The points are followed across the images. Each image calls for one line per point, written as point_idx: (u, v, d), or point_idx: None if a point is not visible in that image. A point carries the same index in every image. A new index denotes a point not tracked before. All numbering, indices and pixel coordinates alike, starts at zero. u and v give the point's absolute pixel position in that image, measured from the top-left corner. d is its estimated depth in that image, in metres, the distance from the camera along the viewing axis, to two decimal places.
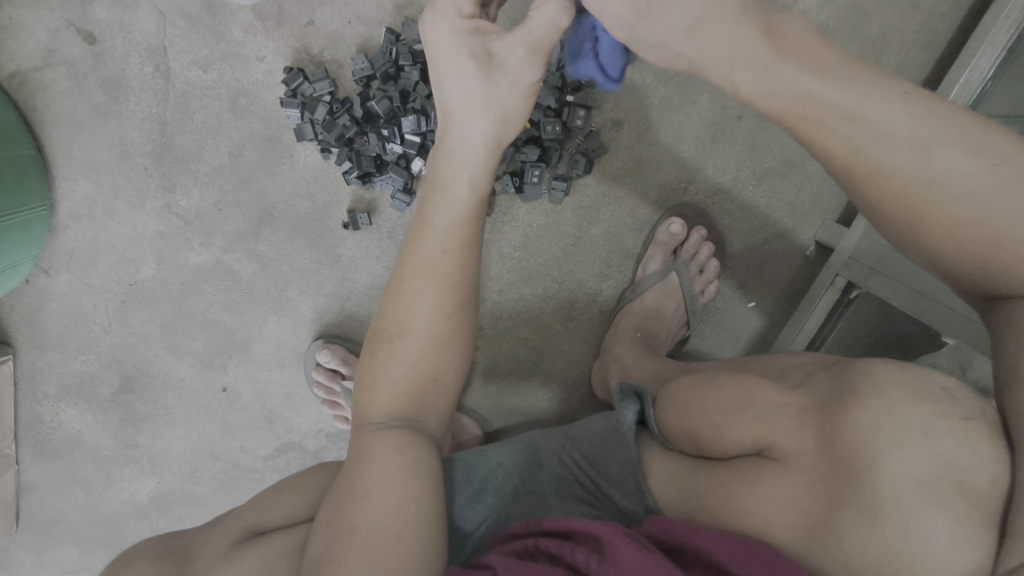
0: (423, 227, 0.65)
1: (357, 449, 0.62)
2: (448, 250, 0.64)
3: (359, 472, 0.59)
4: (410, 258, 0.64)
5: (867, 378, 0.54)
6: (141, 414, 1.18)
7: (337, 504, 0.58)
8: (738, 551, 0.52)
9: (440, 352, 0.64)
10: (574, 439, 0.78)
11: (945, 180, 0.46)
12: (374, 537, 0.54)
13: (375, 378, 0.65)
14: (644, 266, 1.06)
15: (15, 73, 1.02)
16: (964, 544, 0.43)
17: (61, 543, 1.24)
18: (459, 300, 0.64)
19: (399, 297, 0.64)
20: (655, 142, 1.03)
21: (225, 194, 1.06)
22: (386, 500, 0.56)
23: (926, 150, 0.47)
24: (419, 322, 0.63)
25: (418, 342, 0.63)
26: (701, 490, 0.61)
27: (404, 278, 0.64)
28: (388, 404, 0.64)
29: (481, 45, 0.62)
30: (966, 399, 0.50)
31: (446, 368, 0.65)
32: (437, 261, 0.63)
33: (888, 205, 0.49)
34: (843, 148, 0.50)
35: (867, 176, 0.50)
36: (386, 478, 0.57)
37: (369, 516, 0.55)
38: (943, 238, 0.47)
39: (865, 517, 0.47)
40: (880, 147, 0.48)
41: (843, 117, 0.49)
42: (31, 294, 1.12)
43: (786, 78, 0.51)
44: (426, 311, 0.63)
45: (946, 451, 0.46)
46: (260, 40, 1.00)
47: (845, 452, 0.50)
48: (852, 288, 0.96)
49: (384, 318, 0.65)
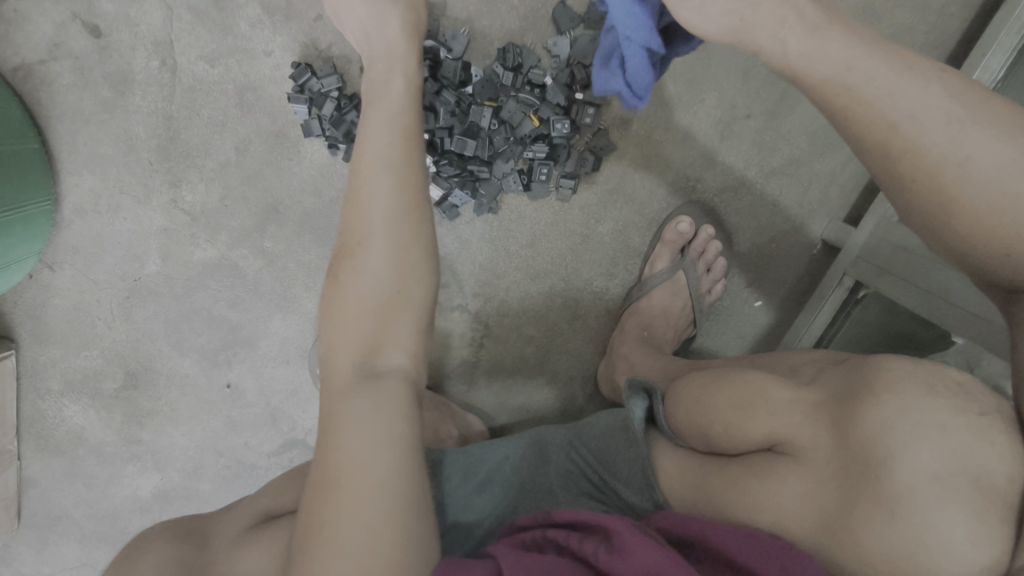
0: (366, 138, 0.64)
1: (328, 418, 0.55)
2: (398, 141, 0.64)
3: (331, 457, 0.52)
4: (356, 173, 0.63)
5: (882, 373, 0.54)
6: (144, 409, 1.17)
7: (312, 493, 0.51)
8: (750, 544, 0.52)
9: (405, 260, 0.60)
10: (581, 434, 0.78)
11: (976, 163, 0.47)
12: (350, 538, 0.47)
13: (340, 313, 0.59)
14: (651, 264, 1.06)
15: (19, 66, 1.01)
16: (981, 539, 0.44)
17: (63, 539, 1.24)
18: (412, 201, 0.62)
19: (354, 208, 0.62)
20: (664, 140, 1.02)
21: (231, 189, 1.05)
22: (367, 494, 0.49)
23: (961, 130, 0.48)
24: (377, 227, 0.60)
25: (378, 247, 0.60)
26: (712, 486, 0.61)
27: (355, 190, 0.62)
28: (353, 332, 0.58)
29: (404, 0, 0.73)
30: (982, 396, 0.51)
31: (409, 277, 0.60)
32: (386, 158, 0.62)
33: (916, 186, 0.50)
34: (877, 124, 0.51)
35: (899, 155, 0.50)
36: (363, 457, 0.51)
37: (351, 506, 0.48)
38: (972, 223, 0.48)
39: (881, 511, 0.47)
40: (912, 126, 0.50)
41: (881, 91, 0.51)
42: (34, 290, 1.11)
43: (828, 49, 0.54)
44: (382, 212, 0.61)
45: (962, 447, 0.47)
46: (268, 34, 0.99)
47: (861, 447, 0.50)
48: (860, 287, 0.96)
49: (343, 239, 0.62)
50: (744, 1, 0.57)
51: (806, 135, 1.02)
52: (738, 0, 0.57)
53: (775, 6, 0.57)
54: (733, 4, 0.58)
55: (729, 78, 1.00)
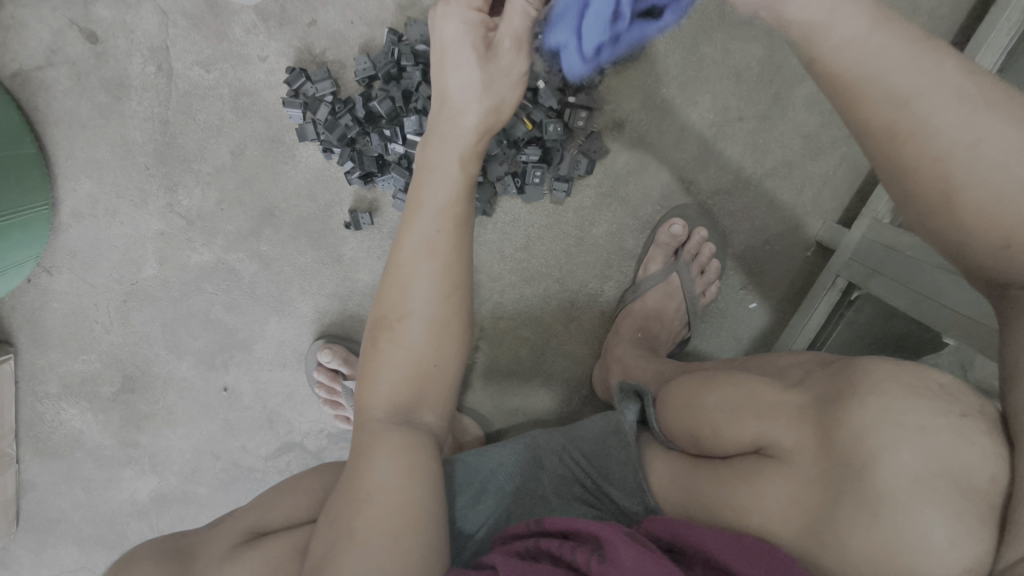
0: (416, 211, 0.67)
1: (357, 448, 0.62)
2: (444, 226, 0.66)
3: (359, 474, 0.59)
4: (401, 249, 0.66)
5: (866, 375, 0.54)
6: (142, 413, 1.18)
7: (340, 505, 0.58)
8: (734, 547, 0.52)
9: (441, 335, 0.65)
10: (574, 439, 0.78)
11: (983, 149, 0.45)
12: (372, 541, 0.53)
13: (378, 371, 0.65)
14: (645, 266, 1.06)
15: (17, 72, 1.02)
16: (962, 538, 0.43)
17: (61, 542, 1.24)
18: (456, 281, 0.66)
19: (396, 284, 0.65)
20: (656, 142, 1.03)
21: (227, 193, 1.06)
22: (386, 503, 0.56)
23: (973, 111, 0.46)
24: (419, 305, 0.64)
25: (419, 324, 0.64)
26: (702, 489, 0.61)
27: (399, 263, 0.66)
28: (390, 394, 0.64)
29: (481, 36, 0.66)
30: (965, 397, 0.50)
31: (447, 351, 0.66)
32: (430, 243, 0.65)
33: (920, 172, 0.48)
34: (889, 101, 0.48)
35: (906, 137, 0.48)
36: (385, 480, 0.57)
37: (370, 520, 0.55)
38: (975, 210, 0.46)
39: (864, 514, 0.47)
40: (925, 103, 0.47)
41: (898, 63, 0.47)
42: (32, 293, 1.12)
43: (847, 14, 0.48)
44: (423, 293, 0.64)
45: (943, 448, 0.46)
46: (262, 39, 1.00)
47: (843, 450, 0.50)
48: (853, 288, 0.97)
49: (383, 306, 0.66)
50: None
51: (799, 137, 1.02)
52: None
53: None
54: None
55: (721, 80, 1.00)
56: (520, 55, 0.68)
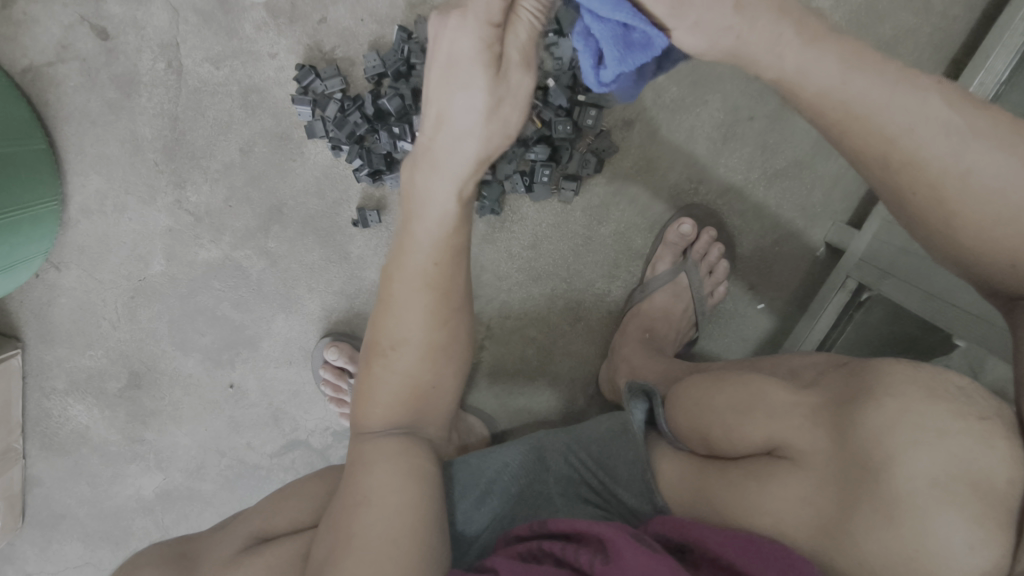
0: (410, 239, 0.63)
1: (355, 456, 0.62)
2: (441, 257, 0.62)
3: (359, 478, 0.59)
4: (397, 276, 0.63)
5: (883, 377, 0.53)
6: (148, 410, 1.18)
7: (339, 509, 0.58)
8: (742, 548, 0.52)
9: (438, 360, 0.64)
10: (580, 439, 0.77)
11: (978, 174, 0.46)
12: (373, 542, 0.53)
13: (372, 392, 0.64)
14: (653, 266, 1.05)
15: (28, 68, 1.02)
16: (980, 544, 0.43)
17: (66, 538, 1.25)
18: (452, 307, 0.64)
19: (389, 311, 0.63)
20: (665, 143, 1.02)
21: (236, 190, 1.06)
22: (386, 505, 0.56)
23: (961, 141, 0.47)
24: (415, 334, 0.63)
25: (415, 353, 0.63)
26: (711, 491, 0.61)
27: (393, 290, 0.63)
28: (387, 414, 0.64)
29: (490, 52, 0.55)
30: (982, 399, 0.50)
31: (443, 373, 0.66)
32: (426, 273, 0.62)
33: (915, 200, 0.49)
34: (876, 139, 0.49)
35: (898, 168, 0.49)
36: (386, 484, 0.57)
37: (372, 521, 0.55)
38: (974, 233, 0.47)
39: (879, 516, 0.47)
40: (913, 137, 0.48)
41: (877, 105, 0.49)
42: (40, 289, 1.12)
43: (821, 66, 0.50)
44: (419, 322, 0.63)
45: (962, 451, 0.46)
46: (272, 37, 1.00)
47: (858, 452, 0.50)
48: (863, 290, 0.96)
49: (377, 329, 0.64)
50: (743, 17, 0.50)
51: (810, 137, 1.01)
52: (737, 15, 0.50)
53: (769, 18, 0.50)
54: (732, 20, 0.50)
55: (731, 80, 1.00)
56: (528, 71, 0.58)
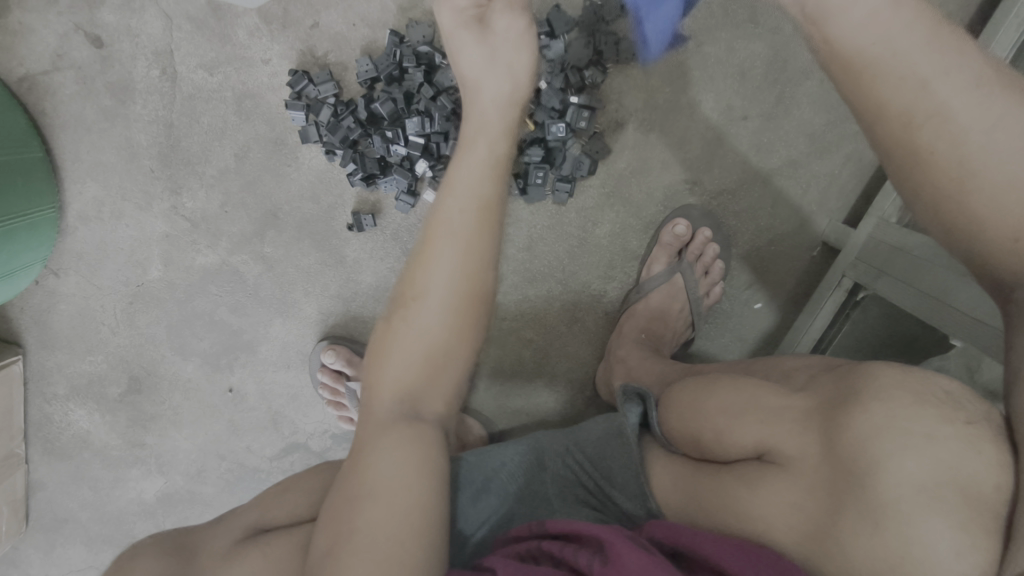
0: (444, 186, 0.65)
1: (365, 434, 0.60)
2: (476, 206, 0.63)
3: (365, 467, 0.57)
4: (433, 230, 0.63)
5: (871, 379, 0.53)
6: (148, 414, 1.18)
7: (342, 499, 0.56)
8: (734, 550, 0.52)
9: (457, 318, 0.62)
10: (578, 441, 0.77)
11: (996, 137, 0.46)
12: (378, 546, 0.51)
13: (388, 354, 0.62)
14: (648, 267, 1.05)
15: (24, 76, 1.03)
16: (966, 550, 0.42)
17: (69, 541, 1.26)
18: (478, 267, 0.63)
19: (416, 264, 0.63)
20: (660, 143, 1.02)
21: (231, 196, 1.06)
22: (392, 504, 0.54)
23: (988, 101, 0.47)
24: (438, 286, 0.62)
25: (437, 306, 0.61)
26: (704, 494, 0.61)
27: (425, 243, 0.63)
28: (401, 382, 0.61)
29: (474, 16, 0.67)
30: (971, 403, 0.49)
31: (461, 340, 0.63)
32: (457, 221, 0.63)
33: (936, 155, 0.48)
34: (904, 83, 0.49)
35: (923, 121, 0.48)
36: (392, 475, 0.55)
37: (376, 517, 0.53)
38: (987, 199, 0.46)
39: (866, 522, 0.46)
40: (940, 87, 0.48)
41: (921, 46, 0.48)
42: (40, 295, 1.13)
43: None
44: (445, 273, 0.62)
45: (949, 456, 0.45)
46: (266, 43, 1.00)
47: (847, 457, 0.50)
48: (859, 289, 0.95)
49: (402, 285, 0.64)
50: None
51: (804, 136, 1.01)
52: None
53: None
54: None
55: (725, 79, 0.99)
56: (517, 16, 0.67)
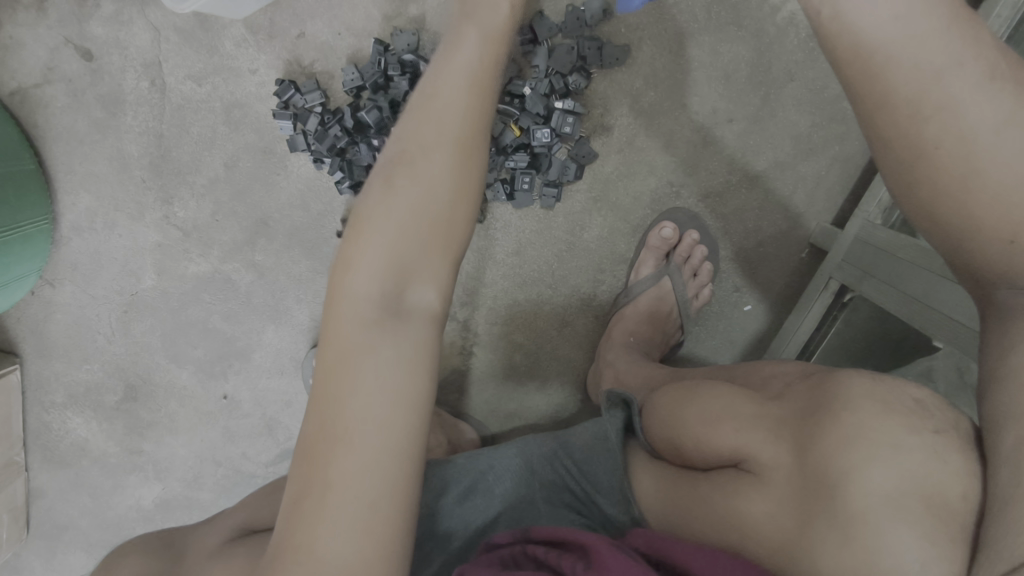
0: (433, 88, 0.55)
1: (335, 350, 0.49)
2: (474, 87, 0.55)
3: (339, 397, 0.48)
4: (423, 113, 0.55)
5: (843, 389, 0.53)
6: (145, 421, 1.20)
7: (311, 443, 0.47)
8: (707, 558, 0.52)
9: (450, 207, 0.53)
10: (567, 445, 0.77)
11: (1005, 138, 0.44)
12: (362, 492, 0.45)
13: (363, 248, 0.52)
14: (636, 270, 1.05)
15: (16, 90, 1.04)
16: (931, 561, 0.42)
17: (70, 548, 1.27)
18: (469, 144, 0.55)
19: (401, 162, 0.53)
20: (646, 146, 1.02)
21: (222, 205, 1.07)
22: (375, 445, 0.47)
23: (998, 100, 0.45)
24: (427, 188, 0.53)
25: (424, 209, 0.52)
26: (683, 504, 0.61)
27: (411, 144, 0.54)
28: (376, 284, 0.51)
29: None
30: (939, 412, 0.49)
31: (450, 229, 0.54)
32: (449, 123, 0.54)
33: (938, 151, 0.46)
34: (911, 76, 0.46)
35: (929, 115, 0.46)
36: (373, 410, 0.47)
37: (354, 460, 0.46)
38: (990, 200, 0.45)
39: (835, 533, 0.46)
40: (953, 78, 0.45)
41: (931, 37, 0.46)
42: (37, 305, 1.14)
43: None
44: (437, 174, 0.53)
45: (916, 466, 0.46)
46: (253, 53, 1.01)
47: (819, 467, 0.50)
48: (846, 290, 0.95)
49: (378, 185, 0.53)
50: None
51: (790, 138, 1.01)
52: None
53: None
54: None
55: (709, 82, 0.99)
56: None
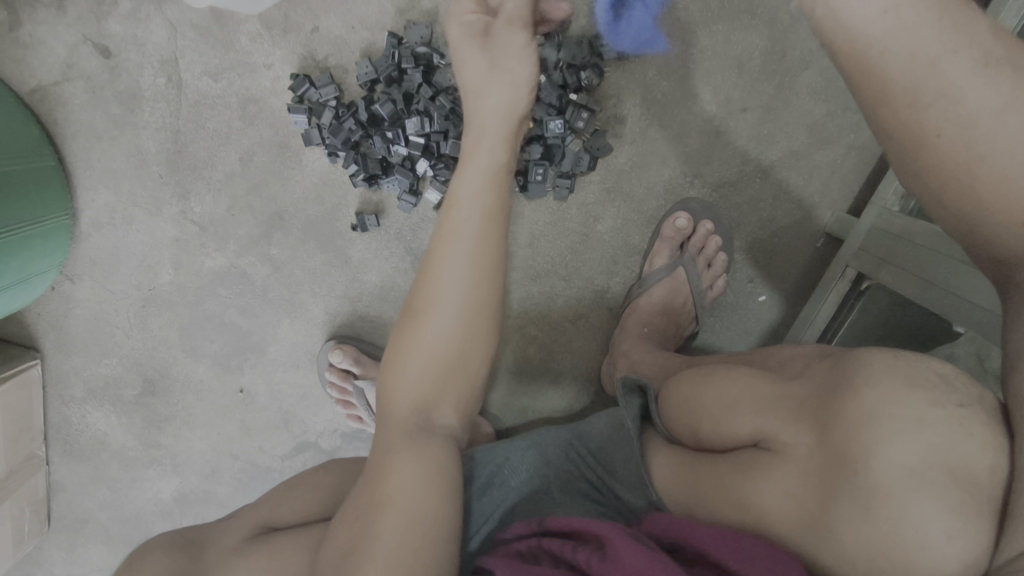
0: (453, 203, 0.66)
1: (385, 442, 0.62)
2: (488, 194, 0.66)
3: (384, 472, 0.59)
4: (444, 227, 0.65)
5: (864, 366, 0.53)
6: (163, 415, 1.21)
7: (359, 509, 0.58)
8: (731, 543, 0.52)
9: (472, 324, 0.64)
10: (582, 436, 0.79)
11: (1010, 118, 0.45)
12: (393, 551, 0.53)
13: (408, 354, 0.64)
14: (650, 261, 1.05)
15: (36, 88, 1.06)
16: (958, 532, 0.42)
17: (90, 541, 1.29)
18: (490, 271, 0.64)
19: (430, 273, 0.64)
20: (659, 137, 1.02)
21: (238, 199, 1.08)
22: (408, 510, 0.56)
23: (998, 82, 0.46)
24: (450, 295, 0.63)
25: (449, 313, 0.63)
26: (701, 486, 0.61)
27: (435, 253, 0.65)
28: (416, 387, 0.63)
29: (479, 28, 0.69)
30: (964, 386, 0.49)
31: (478, 344, 0.64)
32: (466, 231, 0.64)
33: (941, 140, 0.47)
34: (909, 64, 0.47)
35: (929, 101, 0.47)
36: (410, 484, 0.57)
37: (390, 524, 0.55)
38: (995, 183, 0.46)
39: (859, 507, 0.47)
40: (948, 66, 0.46)
41: (927, 24, 0.46)
42: (56, 300, 1.16)
43: None
44: (457, 282, 0.63)
45: (940, 439, 0.45)
46: (268, 48, 1.02)
47: (840, 443, 0.50)
48: (863, 279, 0.95)
49: (414, 296, 0.65)
50: None
51: (805, 127, 1.00)
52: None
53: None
54: None
55: (723, 71, 0.99)
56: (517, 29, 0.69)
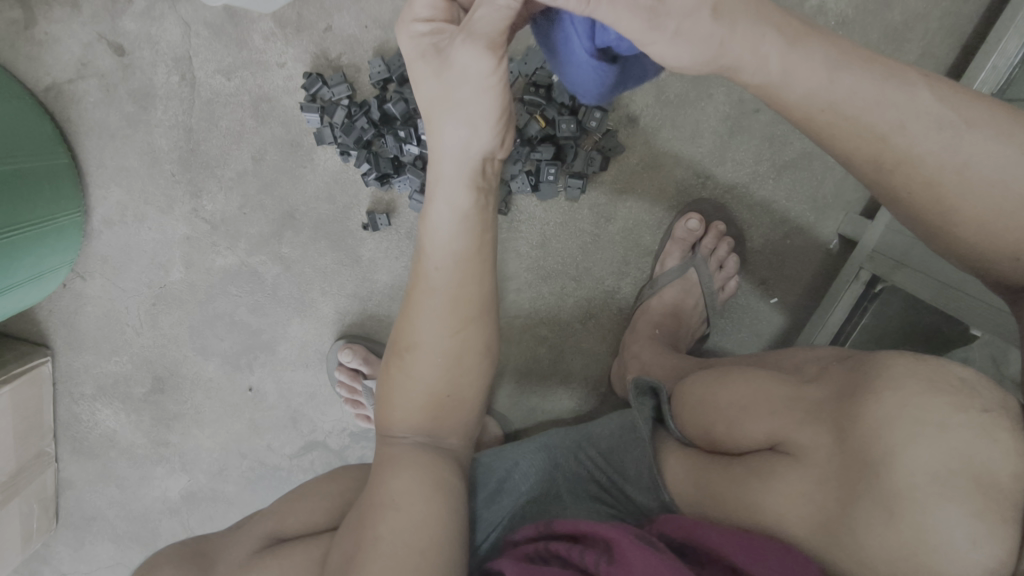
0: (423, 246, 0.63)
1: (381, 460, 0.63)
2: (464, 236, 0.62)
3: (384, 480, 0.60)
4: (417, 272, 0.64)
5: (884, 369, 0.52)
6: (171, 413, 1.21)
7: (365, 511, 0.59)
8: (746, 547, 0.51)
9: (452, 367, 0.63)
10: (590, 436, 0.77)
11: (974, 168, 0.46)
12: (397, 552, 0.54)
13: (397, 391, 0.65)
14: (662, 262, 1.05)
15: (50, 85, 1.06)
16: (982, 538, 0.42)
17: (98, 538, 1.29)
18: (466, 314, 0.63)
19: (408, 315, 0.64)
20: (671, 137, 1.02)
21: (249, 198, 1.08)
22: (411, 513, 0.57)
23: (955, 135, 0.46)
24: (428, 338, 0.63)
25: (429, 356, 0.63)
26: (714, 489, 0.60)
27: (411, 296, 0.64)
28: (407, 419, 0.64)
29: (435, 47, 0.57)
30: (986, 391, 0.48)
31: (462, 383, 0.64)
32: (434, 279, 0.62)
33: (913, 198, 0.49)
34: (866, 141, 0.49)
35: (892, 167, 0.49)
36: (413, 491, 0.58)
37: (391, 529, 0.56)
38: (975, 229, 0.47)
39: (880, 511, 0.46)
40: (900, 139, 0.48)
41: (868, 103, 0.48)
42: (67, 298, 1.16)
43: (808, 67, 0.49)
44: (433, 326, 0.62)
45: (964, 445, 0.45)
46: (281, 47, 1.03)
47: (860, 447, 0.49)
48: (877, 281, 0.94)
49: (398, 333, 0.65)
50: (722, 22, 0.49)
51: None
52: (716, 23, 0.49)
53: (750, 24, 0.50)
54: (712, 26, 0.49)
55: None
56: (483, 51, 0.53)
